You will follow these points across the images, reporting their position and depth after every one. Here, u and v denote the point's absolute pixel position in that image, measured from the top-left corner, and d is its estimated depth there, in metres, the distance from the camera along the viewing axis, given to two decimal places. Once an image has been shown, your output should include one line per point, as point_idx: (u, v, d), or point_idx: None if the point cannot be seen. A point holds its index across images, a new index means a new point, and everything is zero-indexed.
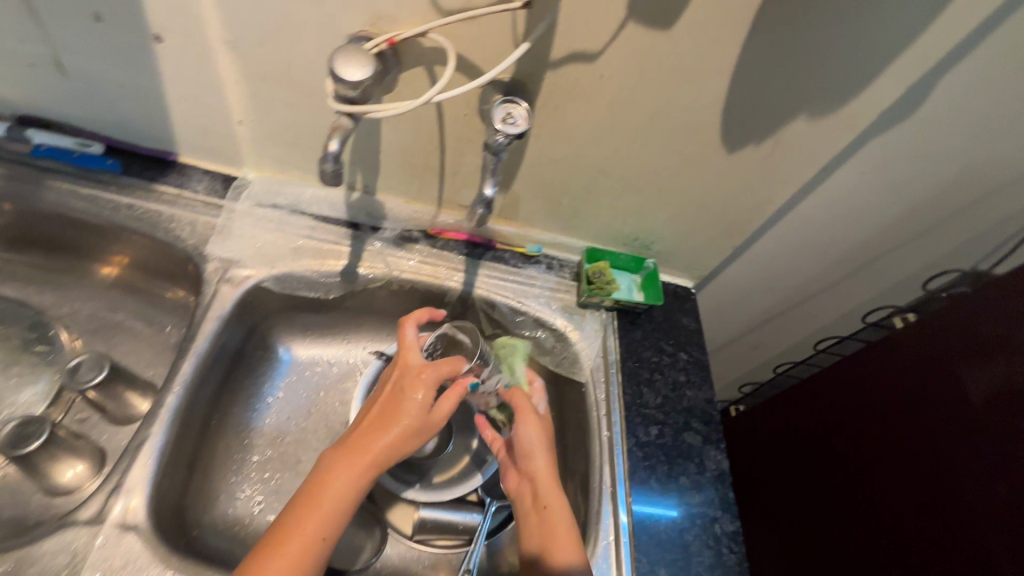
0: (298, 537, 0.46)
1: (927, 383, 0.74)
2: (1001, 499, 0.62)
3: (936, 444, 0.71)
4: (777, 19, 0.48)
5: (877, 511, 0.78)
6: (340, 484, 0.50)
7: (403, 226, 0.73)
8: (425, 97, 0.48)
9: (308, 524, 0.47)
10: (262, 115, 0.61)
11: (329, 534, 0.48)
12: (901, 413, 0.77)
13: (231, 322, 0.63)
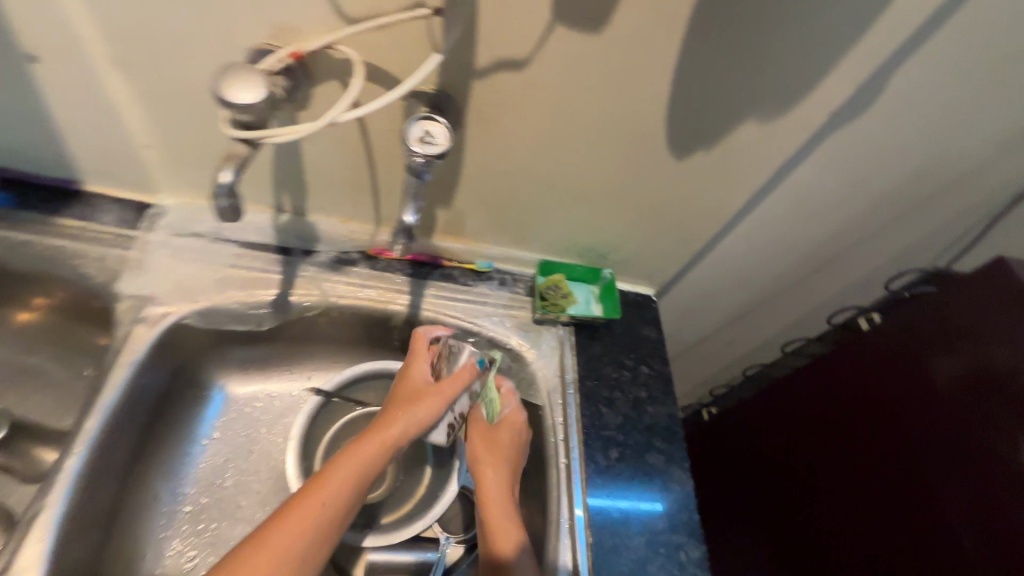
0: (299, 526, 0.45)
1: (893, 379, 0.72)
2: (974, 492, 0.60)
3: (907, 438, 0.69)
4: (714, 18, 0.45)
5: (848, 516, 0.77)
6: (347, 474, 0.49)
7: (340, 248, 0.68)
8: (331, 118, 0.43)
9: (310, 512, 0.46)
10: (169, 138, 0.56)
11: (329, 525, 0.47)
12: (869, 412, 0.75)
13: (148, 365, 0.57)
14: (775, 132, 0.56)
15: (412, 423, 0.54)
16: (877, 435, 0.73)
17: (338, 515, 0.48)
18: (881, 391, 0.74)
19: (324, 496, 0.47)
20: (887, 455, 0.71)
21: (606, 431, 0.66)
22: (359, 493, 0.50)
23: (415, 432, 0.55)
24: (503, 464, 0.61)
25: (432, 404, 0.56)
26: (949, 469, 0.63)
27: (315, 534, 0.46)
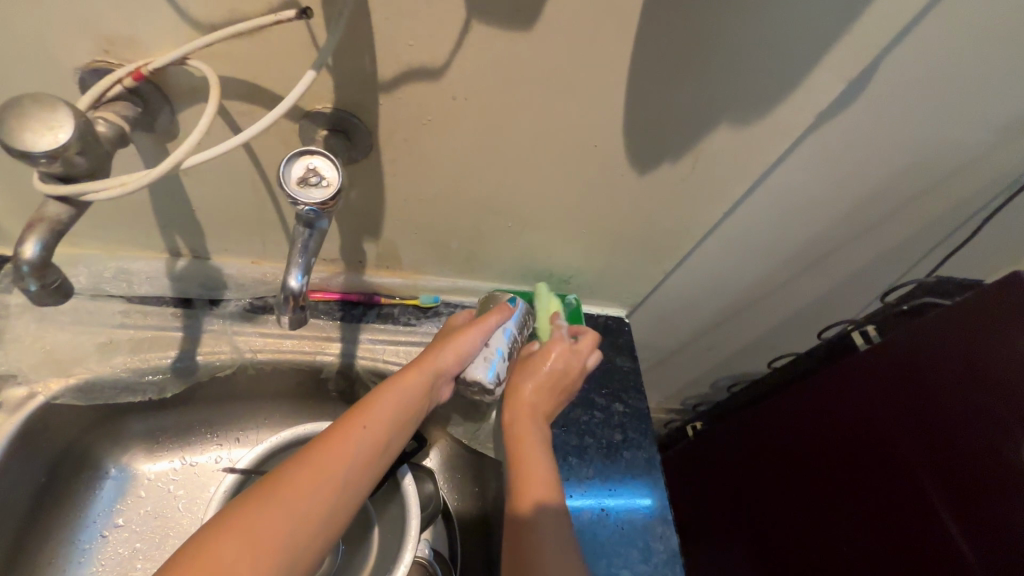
0: (342, 450, 0.38)
1: (884, 378, 0.67)
2: (970, 484, 0.55)
3: (898, 435, 0.63)
4: (673, 7, 0.35)
5: (833, 533, 0.71)
6: (390, 403, 0.42)
7: (254, 294, 0.57)
8: (174, 160, 0.33)
9: (351, 437, 0.39)
10: (9, 181, 0.45)
11: (369, 455, 0.39)
12: (858, 419, 0.69)
13: (10, 460, 0.47)
14: (752, 138, 0.47)
15: (455, 354, 0.48)
16: (866, 460, 0.68)
17: (381, 449, 0.40)
18: (870, 412, 0.68)
19: (367, 422, 0.40)
20: (878, 482, 0.66)
21: (576, 488, 0.57)
22: (404, 427, 0.43)
23: (456, 367, 0.49)
24: (538, 400, 0.53)
25: (472, 337, 0.50)
26: (945, 502, 0.57)
27: (359, 461, 0.38)
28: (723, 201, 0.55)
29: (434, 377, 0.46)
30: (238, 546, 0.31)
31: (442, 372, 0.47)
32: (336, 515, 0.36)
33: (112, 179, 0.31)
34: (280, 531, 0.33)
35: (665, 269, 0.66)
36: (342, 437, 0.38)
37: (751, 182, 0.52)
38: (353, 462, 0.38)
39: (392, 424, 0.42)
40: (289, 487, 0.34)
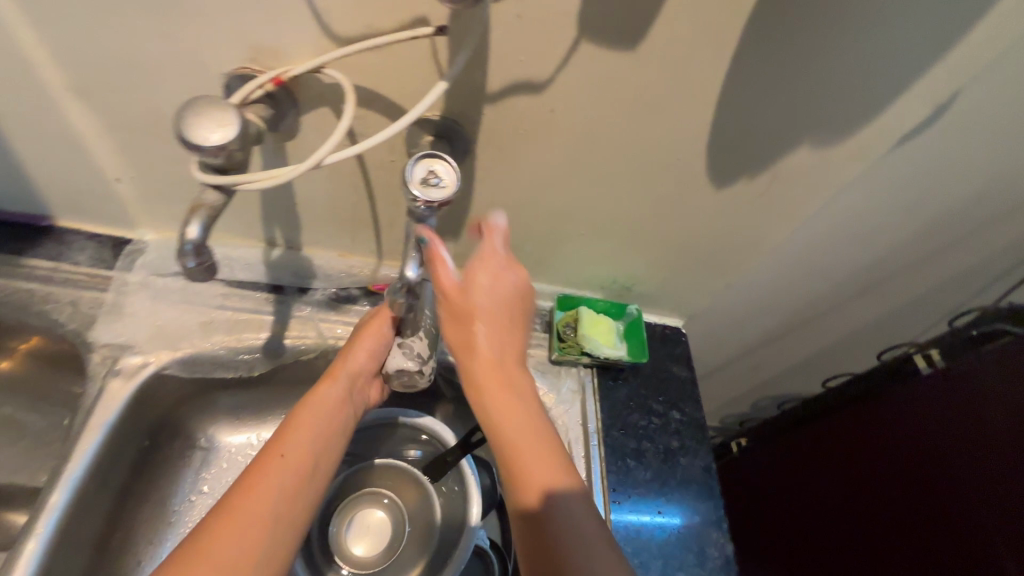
0: (266, 482, 0.41)
1: (935, 394, 0.68)
2: (1007, 503, 0.58)
3: (942, 449, 0.66)
4: (772, 32, 0.37)
5: (859, 526, 0.75)
6: (306, 425, 0.46)
7: (338, 284, 0.61)
8: (316, 158, 0.37)
9: (272, 467, 0.42)
10: (142, 170, 0.50)
11: (294, 480, 0.43)
12: (902, 430, 0.71)
13: (125, 422, 0.52)
14: (832, 159, 0.48)
15: (367, 357, 0.52)
16: (915, 487, 0.68)
17: (309, 465, 0.44)
18: (924, 441, 0.68)
19: (284, 450, 0.43)
20: (925, 512, 0.66)
21: (634, 489, 0.59)
22: (327, 441, 0.47)
23: (370, 369, 0.53)
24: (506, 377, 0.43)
25: (378, 338, 0.53)
26: (1002, 540, 0.58)
27: (286, 488, 0.42)
28: (793, 218, 0.56)
29: (347, 387, 0.50)
30: None
31: (354, 379, 0.51)
32: (277, 537, 0.40)
33: (264, 173, 0.36)
34: (227, 564, 0.36)
35: (727, 282, 0.67)
36: (263, 470, 0.42)
37: (824, 201, 0.54)
38: (282, 488, 0.42)
39: (313, 442, 0.45)
40: (223, 526, 0.38)
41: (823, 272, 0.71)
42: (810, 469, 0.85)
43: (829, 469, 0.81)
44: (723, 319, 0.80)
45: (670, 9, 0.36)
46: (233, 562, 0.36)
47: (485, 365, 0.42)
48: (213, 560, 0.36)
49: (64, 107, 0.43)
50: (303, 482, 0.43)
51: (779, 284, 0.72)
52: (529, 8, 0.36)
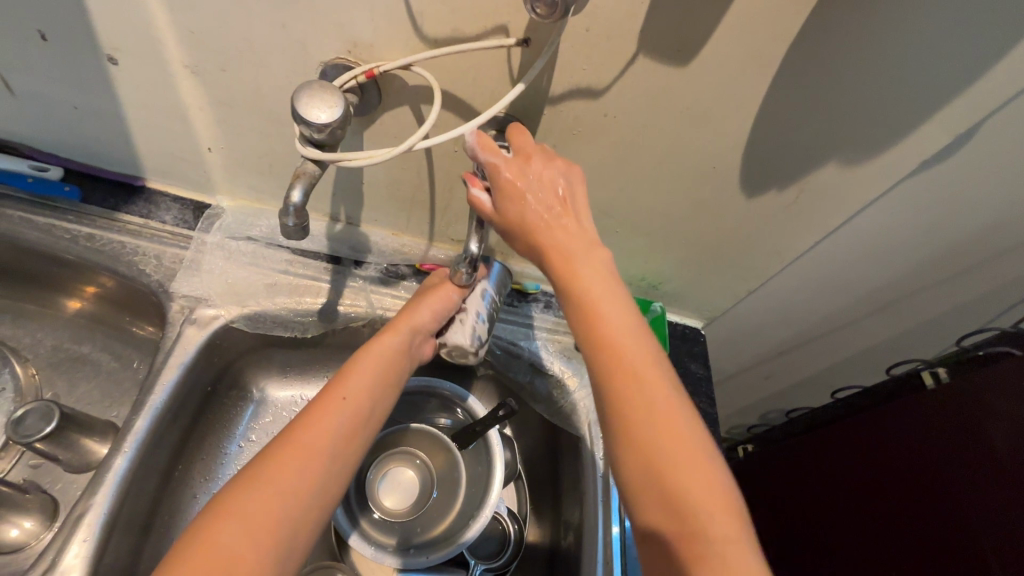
0: (325, 417, 0.47)
1: (947, 419, 0.70)
2: (1005, 531, 0.60)
3: (949, 473, 0.68)
4: (808, 57, 0.42)
5: (862, 537, 0.79)
6: (364, 372, 0.51)
7: (390, 260, 0.67)
8: (406, 145, 0.42)
9: (332, 405, 0.48)
10: (232, 143, 0.56)
11: (352, 422, 0.48)
12: (913, 450, 0.73)
13: (196, 366, 0.58)
14: (857, 176, 0.53)
15: (429, 317, 0.55)
16: (915, 496, 0.72)
17: (363, 408, 0.49)
18: (925, 454, 0.72)
19: (344, 393, 0.49)
20: (922, 518, 0.70)
21: None
22: (383, 389, 0.51)
23: (429, 328, 0.56)
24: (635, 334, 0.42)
25: (443, 299, 0.56)
26: (994, 558, 0.61)
27: (343, 425, 0.47)
28: (817, 232, 0.61)
29: (407, 342, 0.54)
30: (238, 523, 0.40)
31: (414, 336, 0.55)
32: (332, 467, 0.45)
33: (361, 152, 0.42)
34: (290, 490, 0.42)
35: (748, 287, 0.71)
36: (324, 406, 0.47)
37: (846, 216, 0.58)
38: (339, 425, 0.47)
39: (369, 389, 0.50)
40: (288, 450, 0.44)
41: (840, 287, 0.75)
42: (818, 477, 0.89)
43: (838, 479, 0.85)
44: (740, 324, 0.84)
45: (720, 32, 0.41)
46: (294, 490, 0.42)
47: (612, 332, 0.41)
48: (278, 478, 0.42)
49: (178, 83, 0.49)
50: (358, 422, 0.48)
51: (797, 292, 0.76)
52: (597, 24, 0.41)
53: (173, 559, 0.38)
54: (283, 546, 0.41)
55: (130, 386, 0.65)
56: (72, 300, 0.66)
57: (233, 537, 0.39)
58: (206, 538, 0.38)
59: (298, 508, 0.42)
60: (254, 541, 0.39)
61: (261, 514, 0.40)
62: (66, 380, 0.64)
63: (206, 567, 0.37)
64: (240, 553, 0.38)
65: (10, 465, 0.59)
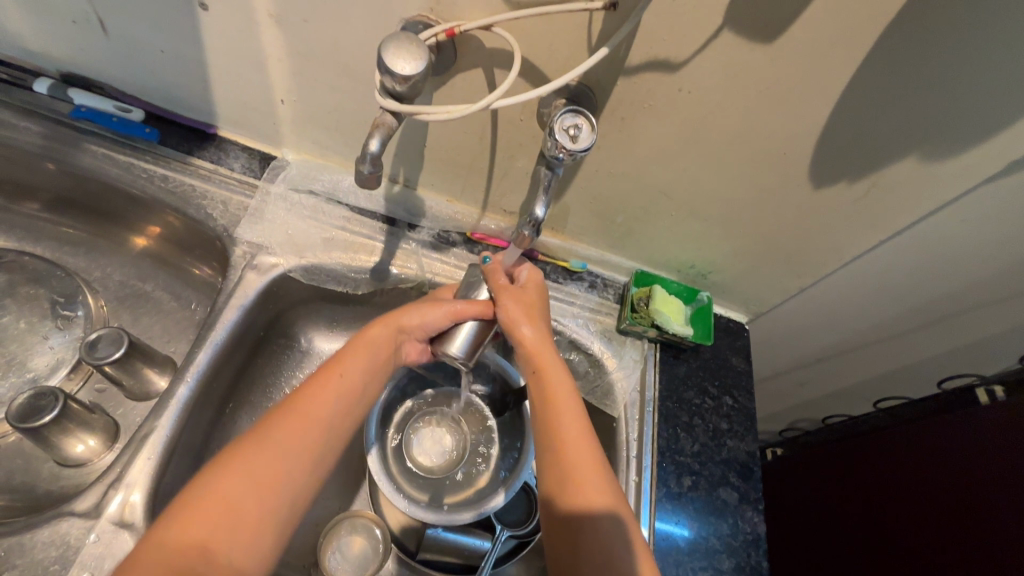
0: (323, 397, 0.48)
1: (999, 439, 0.68)
2: None
3: (1000, 497, 0.66)
4: (906, 37, 0.41)
5: (897, 553, 0.77)
6: (361, 357, 0.52)
7: (442, 226, 0.68)
8: (483, 104, 0.43)
9: (329, 387, 0.49)
10: (305, 97, 0.57)
11: (346, 403, 0.50)
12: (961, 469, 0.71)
13: (253, 310, 0.60)
14: (934, 175, 0.51)
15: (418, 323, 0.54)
16: (962, 518, 0.70)
17: (358, 391, 0.51)
18: (974, 472, 0.70)
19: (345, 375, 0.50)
20: (966, 539, 0.68)
21: (681, 458, 0.63)
22: (372, 381, 0.52)
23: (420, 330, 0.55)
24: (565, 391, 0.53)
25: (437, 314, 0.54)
26: None
27: (340, 403, 0.49)
28: (882, 231, 0.59)
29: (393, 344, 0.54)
30: (245, 483, 0.43)
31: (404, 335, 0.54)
32: (331, 440, 0.48)
33: (437, 107, 0.44)
34: (287, 456, 0.45)
35: (801, 284, 0.70)
36: (322, 387, 0.49)
37: (916, 216, 0.56)
38: (335, 403, 0.49)
39: (364, 377, 0.51)
40: (290, 423, 0.46)
41: (898, 294, 0.72)
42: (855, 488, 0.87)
43: (878, 492, 0.83)
44: (785, 324, 0.83)
45: (814, 8, 0.40)
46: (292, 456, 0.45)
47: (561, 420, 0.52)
48: (283, 444, 0.45)
49: (262, 32, 0.50)
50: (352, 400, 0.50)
51: (850, 295, 0.74)
52: None
53: (187, 507, 0.41)
54: (286, 498, 0.44)
55: (188, 325, 0.68)
56: (138, 238, 0.69)
57: (240, 493, 0.42)
58: (217, 492, 0.42)
59: (300, 478, 0.45)
60: (259, 500, 0.43)
61: (266, 477, 0.44)
62: (130, 314, 0.68)
63: (215, 518, 0.41)
64: (249, 509, 0.42)
65: (77, 387, 0.63)
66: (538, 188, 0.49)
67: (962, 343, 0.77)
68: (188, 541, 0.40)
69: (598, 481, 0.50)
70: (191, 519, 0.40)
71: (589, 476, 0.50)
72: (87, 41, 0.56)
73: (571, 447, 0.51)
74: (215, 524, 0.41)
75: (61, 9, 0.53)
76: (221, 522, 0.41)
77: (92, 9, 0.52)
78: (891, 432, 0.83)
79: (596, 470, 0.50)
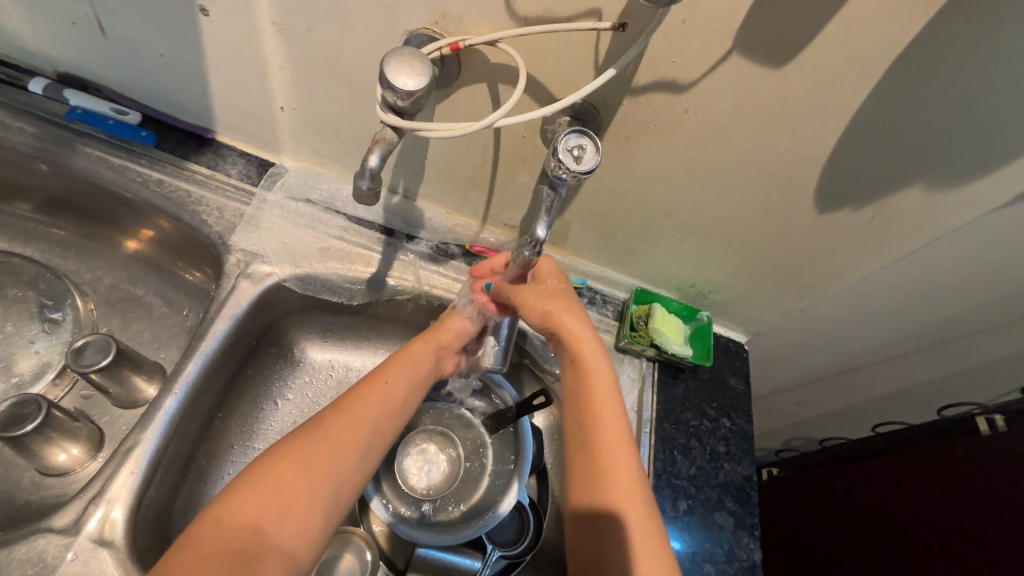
0: (370, 399, 0.50)
1: (998, 469, 0.67)
2: None
3: (998, 529, 0.65)
4: (918, 65, 0.40)
5: None
6: (405, 365, 0.55)
7: (441, 238, 0.67)
8: (486, 121, 0.43)
9: (376, 391, 0.51)
10: (306, 105, 0.56)
11: (393, 405, 0.52)
12: (958, 498, 0.71)
13: (246, 320, 0.59)
14: (940, 204, 0.51)
15: (453, 334, 0.62)
16: (957, 549, 0.69)
17: (400, 399, 0.53)
18: (972, 503, 0.69)
19: (392, 382, 0.53)
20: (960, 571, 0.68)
21: (677, 481, 0.62)
22: (414, 390, 0.55)
23: (455, 343, 0.62)
24: (611, 407, 0.53)
25: (468, 318, 0.63)
26: None
27: (386, 406, 0.51)
28: (886, 256, 0.58)
29: (436, 356, 0.60)
30: (300, 468, 0.43)
31: (443, 349, 0.61)
32: (374, 440, 0.49)
33: (439, 124, 0.43)
34: (338, 449, 0.46)
35: (802, 306, 0.69)
36: (369, 390, 0.51)
37: (921, 243, 0.55)
38: (381, 406, 0.51)
39: (406, 384, 0.54)
40: (340, 420, 0.47)
41: (898, 318, 0.71)
42: (852, 512, 0.86)
43: (876, 518, 0.82)
44: (785, 344, 0.82)
45: (825, 36, 0.39)
46: (344, 449, 0.46)
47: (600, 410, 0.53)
48: (336, 437, 0.46)
49: (263, 38, 0.49)
50: (397, 404, 0.52)
51: (851, 317, 0.73)
52: (694, 16, 0.39)
53: (239, 489, 0.41)
54: (333, 490, 0.44)
55: (178, 331, 0.67)
56: (129, 240, 0.68)
57: (295, 479, 0.42)
58: (271, 477, 0.42)
59: (347, 469, 0.46)
60: (310, 488, 0.43)
61: (318, 466, 0.44)
62: (119, 318, 0.67)
63: (267, 502, 0.41)
64: (299, 495, 0.42)
65: (62, 393, 0.61)
66: (540, 207, 0.48)
67: (962, 368, 0.76)
68: (243, 521, 0.39)
69: (629, 486, 0.49)
70: (246, 499, 0.40)
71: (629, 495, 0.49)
72: (84, 42, 0.55)
73: (609, 460, 0.51)
74: (267, 507, 0.40)
75: (59, 9, 0.52)
76: (274, 506, 0.41)
77: (90, 11, 0.51)
78: (890, 458, 0.82)
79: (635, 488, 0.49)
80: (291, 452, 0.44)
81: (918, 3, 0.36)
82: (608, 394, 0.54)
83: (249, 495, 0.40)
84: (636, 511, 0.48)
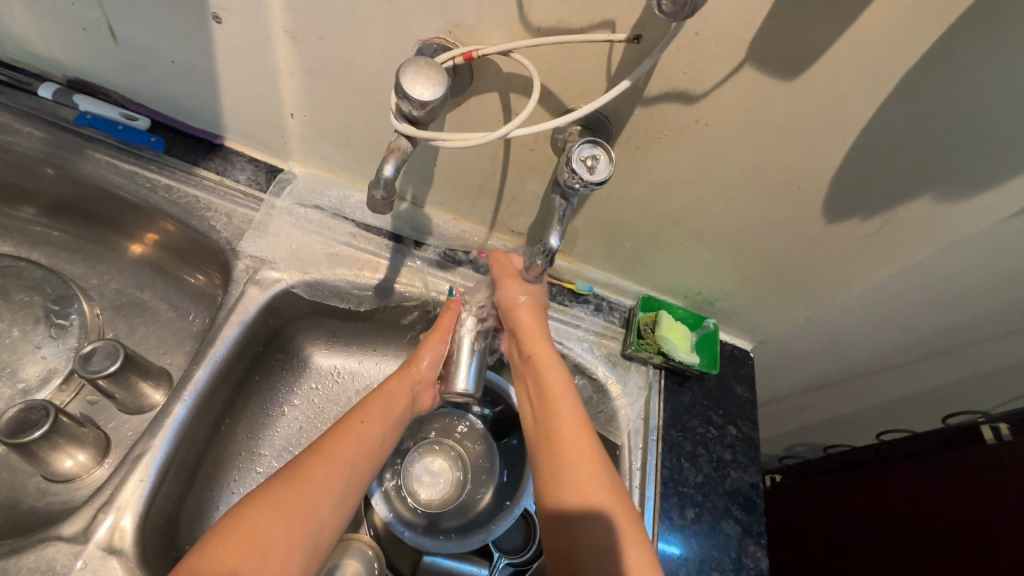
0: (349, 438, 0.50)
1: (1005, 476, 0.67)
2: None
3: (1006, 534, 0.65)
4: (927, 80, 0.40)
5: None
6: (382, 404, 0.55)
7: (448, 244, 0.67)
8: (500, 132, 0.43)
9: (353, 430, 0.51)
10: (316, 112, 0.56)
11: (369, 445, 0.51)
12: (965, 504, 0.71)
13: (254, 326, 0.59)
14: (949, 214, 0.51)
15: (426, 366, 0.61)
16: (963, 555, 0.69)
17: (379, 436, 0.53)
18: (979, 510, 0.69)
19: (369, 420, 0.53)
20: None
21: (684, 489, 0.62)
22: (392, 429, 0.55)
23: (430, 374, 0.61)
24: (574, 419, 0.53)
25: (438, 346, 0.61)
26: None
27: (363, 445, 0.51)
28: (893, 266, 0.58)
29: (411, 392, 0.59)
30: (275, 513, 0.43)
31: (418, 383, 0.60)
32: (353, 480, 0.48)
33: (453, 133, 0.43)
34: (316, 491, 0.45)
35: (808, 314, 0.69)
36: (348, 429, 0.51)
37: (929, 253, 0.55)
38: (359, 445, 0.51)
39: (384, 423, 0.54)
40: (318, 462, 0.47)
41: (904, 326, 0.72)
42: (859, 518, 0.86)
43: (884, 523, 0.82)
44: (789, 351, 0.82)
45: (837, 49, 0.39)
46: (322, 489, 0.46)
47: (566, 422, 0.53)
48: (312, 479, 0.46)
49: (275, 45, 0.49)
50: (374, 442, 0.52)
51: (856, 325, 0.74)
52: (708, 28, 0.39)
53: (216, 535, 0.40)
54: (311, 533, 0.44)
55: (184, 336, 0.67)
56: (135, 244, 0.68)
57: (273, 523, 0.42)
58: (250, 521, 0.41)
59: (324, 512, 0.45)
60: (287, 534, 0.42)
61: (295, 508, 0.43)
62: (126, 323, 0.67)
63: (245, 548, 0.40)
64: (278, 540, 0.42)
65: (69, 399, 0.61)
66: (552, 217, 0.48)
67: (966, 376, 0.76)
68: (222, 567, 0.39)
69: (602, 494, 0.49)
70: (223, 547, 0.40)
71: (597, 484, 0.49)
72: (94, 47, 0.55)
73: (579, 469, 0.50)
74: (245, 552, 0.40)
75: (70, 15, 0.52)
76: (252, 552, 0.40)
77: (102, 17, 0.51)
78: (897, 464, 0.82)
79: (603, 480, 0.50)
80: (271, 494, 0.44)
81: (934, 17, 0.36)
82: (573, 405, 0.54)
83: (227, 543, 0.40)
84: (603, 500, 0.49)
